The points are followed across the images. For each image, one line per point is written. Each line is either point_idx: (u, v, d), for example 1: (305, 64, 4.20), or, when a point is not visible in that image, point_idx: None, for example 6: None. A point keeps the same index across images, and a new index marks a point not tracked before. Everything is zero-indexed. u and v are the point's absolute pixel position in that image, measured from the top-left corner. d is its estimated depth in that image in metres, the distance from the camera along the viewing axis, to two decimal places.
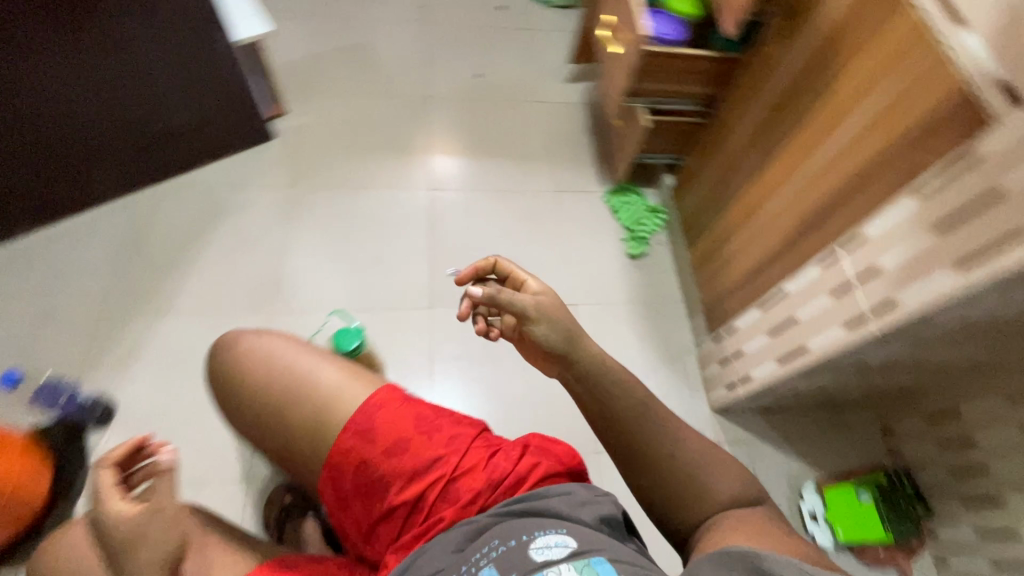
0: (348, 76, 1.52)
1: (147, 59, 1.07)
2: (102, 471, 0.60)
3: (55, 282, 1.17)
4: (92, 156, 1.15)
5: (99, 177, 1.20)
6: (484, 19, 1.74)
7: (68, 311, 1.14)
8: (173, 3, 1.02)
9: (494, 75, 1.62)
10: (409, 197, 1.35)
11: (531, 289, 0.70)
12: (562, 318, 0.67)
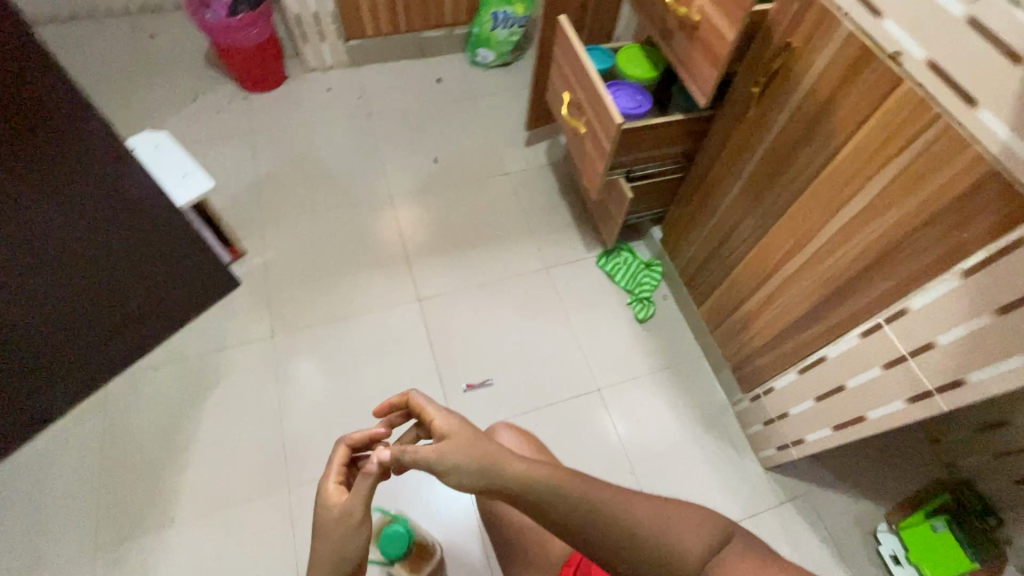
0: (302, 195, 1.43)
1: (94, 261, 0.94)
2: (341, 447, 0.63)
3: (29, 520, 1.00)
4: (42, 373, 1.00)
5: (55, 388, 1.05)
6: (425, 98, 1.68)
7: (51, 552, 0.98)
8: (115, 202, 0.90)
9: (452, 157, 1.56)
10: (402, 313, 1.27)
11: (437, 428, 0.60)
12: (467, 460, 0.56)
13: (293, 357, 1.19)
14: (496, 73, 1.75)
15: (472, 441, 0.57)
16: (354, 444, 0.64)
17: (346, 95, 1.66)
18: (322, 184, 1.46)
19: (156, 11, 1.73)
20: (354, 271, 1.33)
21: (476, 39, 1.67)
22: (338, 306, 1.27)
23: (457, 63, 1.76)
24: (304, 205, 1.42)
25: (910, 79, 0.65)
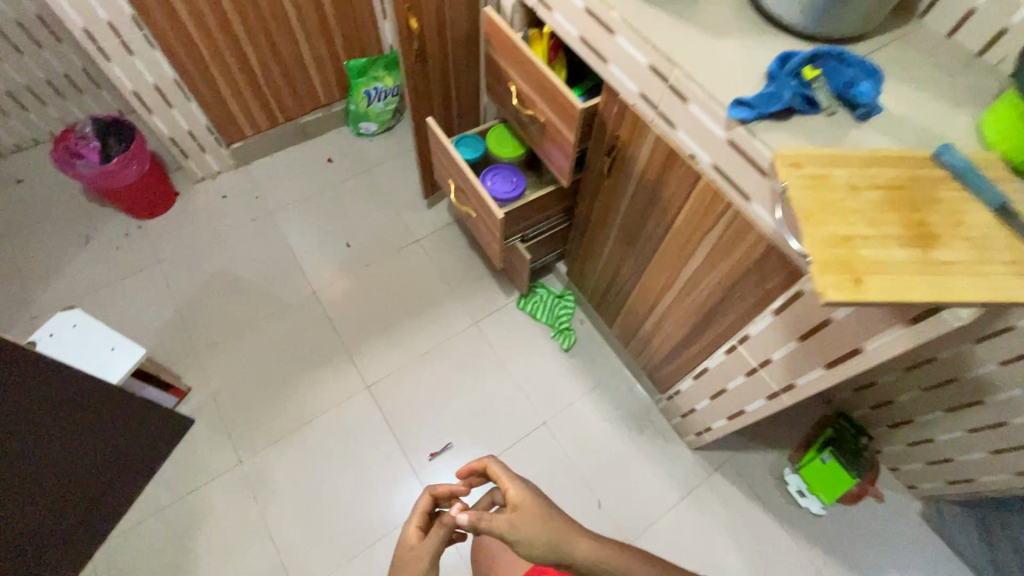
0: (229, 314, 1.49)
1: (52, 458, 0.98)
2: (426, 496, 0.77)
3: None
4: None
5: None
6: (321, 181, 1.73)
7: None
8: (52, 398, 0.94)
9: (363, 235, 1.64)
10: (356, 404, 1.38)
11: (513, 499, 0.70)
12: (536, 542, 0.66)
13: (265, 476, 1.28)
14: (383, 139, 1.82)
15: (540, 526, 0.67)
16: (434, 494, 0.77)
17: (242, 197, 1.69)
18: (244, 297, 1.52)
19: (17, 156, 1.67)
20: (300, 375, 1.41)
21: (355, 114, 1.74)
22: (294, 414, 1.36)
23: (343, 138, 1.81)
24: (234, 324, 1.48)
25: (706, 174, 0.82)
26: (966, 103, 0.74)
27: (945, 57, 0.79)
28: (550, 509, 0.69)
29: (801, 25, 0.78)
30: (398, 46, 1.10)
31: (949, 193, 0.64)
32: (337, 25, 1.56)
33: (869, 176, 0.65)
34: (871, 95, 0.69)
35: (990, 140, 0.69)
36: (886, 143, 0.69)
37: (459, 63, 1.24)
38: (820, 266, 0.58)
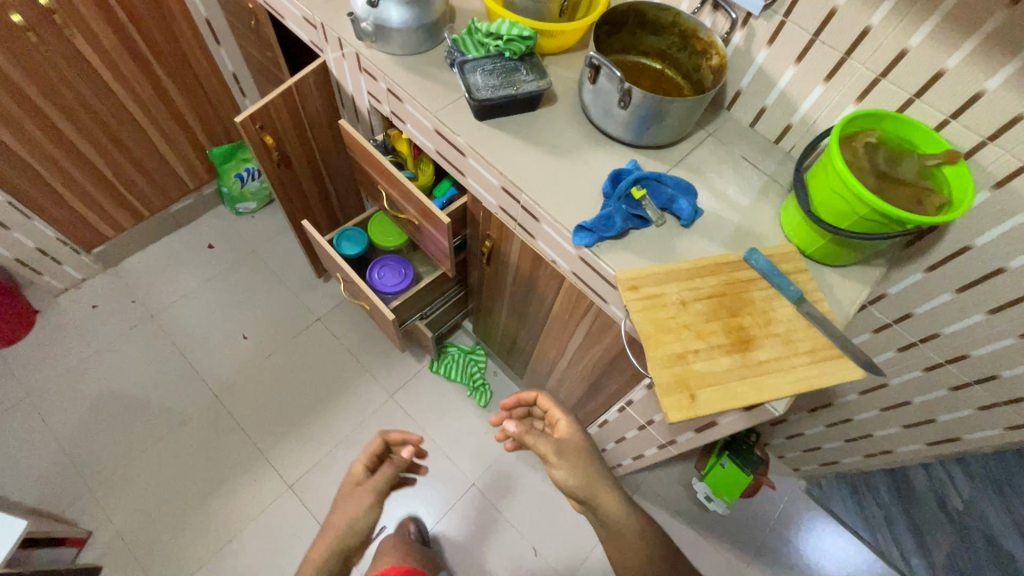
0: (123, 438, 1.39)
1: None
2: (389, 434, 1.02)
3: None
4: None
5: None
6: (204, 270, 1.64)
7: None
8: None
9: (260, 322, 1.59)
10: (280, 507, 1.35)
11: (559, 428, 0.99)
12: (574, 467, 0.92)
13: None
14: (265, 214, 1.75)
15: (575, 458, 0.94)
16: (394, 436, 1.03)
17: (116, 304, 1.56)
18: (137, 418, 1.42)
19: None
20: (215, 491, 1.35)
21: (228, 196, 1.65)
22: (216, 533, 1.31)
23: (220, 220, 1.72)
24: (131, 450, 1.38)
25: (569, 278, 0.89)
26: (767, 193, 0.87)
27: (749, 147, 0.92)
28: (583, 447, 0.96)
29: (629, 138, 0.86)
30: (256, 160, 1.07)
31: (759, 293, 0.76)
32: (190, 112, 1.48)
33: (695, 287, 0.75)
34: (690, 210, 0.79)
35: (788, 233, 0.82)
36: (706, 250, 0.80)
37: (326, 158, 1.23)
38: (663, 388, 0.67)
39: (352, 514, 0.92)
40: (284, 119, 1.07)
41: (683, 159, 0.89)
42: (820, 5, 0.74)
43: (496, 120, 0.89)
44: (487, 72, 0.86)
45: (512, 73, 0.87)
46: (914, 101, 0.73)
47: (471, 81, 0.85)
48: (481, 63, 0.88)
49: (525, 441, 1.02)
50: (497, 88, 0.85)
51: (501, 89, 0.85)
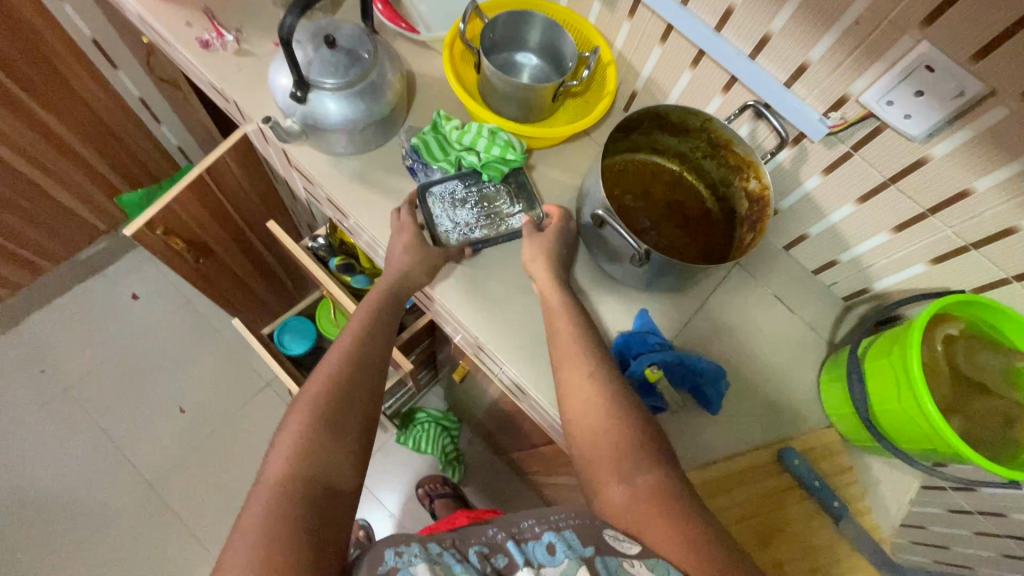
0: (40, 540, 1.21)
1: None
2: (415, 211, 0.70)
3: None
4: None
5: None
6: (128, 326, 1.40)
7: None
8: None
9: (198, 389, 1.38)
10: None
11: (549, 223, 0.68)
12: (549, 245, 0.65)
13: None
14: None
15: (557, 245, 0.66)
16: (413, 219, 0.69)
17: (22, 374, 1.33)
18: (56, 517, 1.23)
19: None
20: None
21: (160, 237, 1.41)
22: None
23: (145, 266, 1.46)
24: (49, 557, 1.20)
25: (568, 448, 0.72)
26: (805, 352, 0.71)
27: (785, 282, 0.74)
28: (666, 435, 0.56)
29: (639, 285, 0.67)
30: (164, 263, 0.85)
31: (794, 509, 0.63)
32: (94, 153, 1.18)
33: (721, 508, 0.61)
34: (716, 398, 0.63)
35: (831, 414, 0.66)
36: (733, 444, 0.64)
37: (259, 235, 0.99)
38: None
39: (406, 261, 0.63)
40: (195, 212, 0.83)
41: (705, 305, 0.71)
42: (905, 150, 0.55)
43: (471, 255, 0.68)
44: (461, 200, 0.70)
45: (491, 202, 0.70)
46: (1010, 282, 0.57)
47: (443, 214, 0.69)
48: (454, 184, 0.71)
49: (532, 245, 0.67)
50: (475, 226, 0.69)
51: (479, 227, 0.69)
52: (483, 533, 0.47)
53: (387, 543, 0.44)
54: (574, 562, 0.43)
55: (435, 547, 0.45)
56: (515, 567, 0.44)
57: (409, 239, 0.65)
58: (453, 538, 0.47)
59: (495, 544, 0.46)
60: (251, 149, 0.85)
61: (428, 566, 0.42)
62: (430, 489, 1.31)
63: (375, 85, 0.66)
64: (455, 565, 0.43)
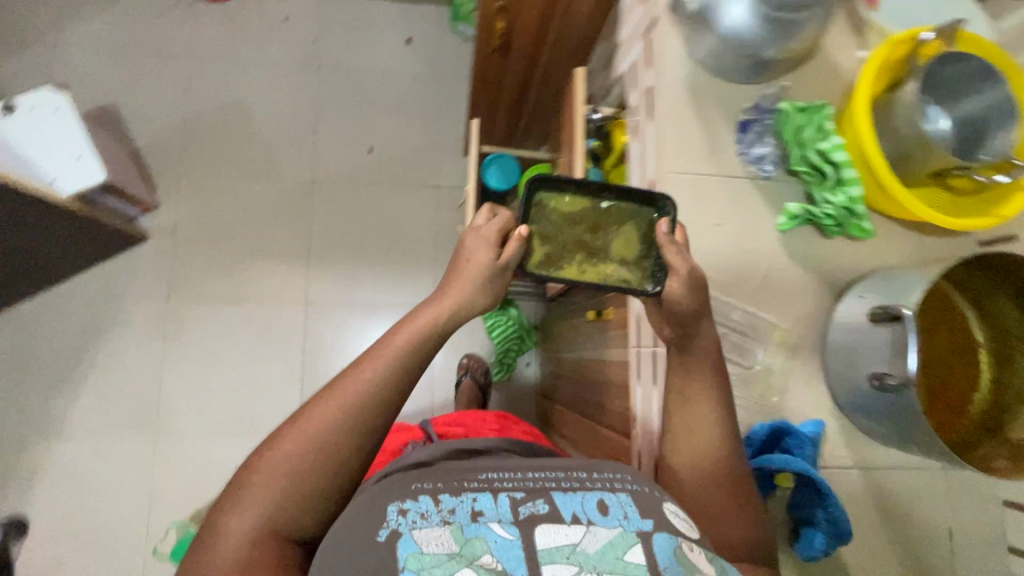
0: (227, 154, 1.48)
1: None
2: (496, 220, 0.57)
3: None
4: None
5: None
6: (388, 63, 1.57)
7: None
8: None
9: (389, 147, 1.54)
10: (288, 313, 1.44)
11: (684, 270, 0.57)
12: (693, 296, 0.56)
13: (188, 323, 1.41)
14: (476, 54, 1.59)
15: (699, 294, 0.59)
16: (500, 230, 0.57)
17: (301, 36, 1.54)
18: (247, 151, 1.48)
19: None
20: (253, 257, 1.45)
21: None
22: (236, 286, 1.44)
23: (437, 25, 1.59)
24: (227, 171, 1.47)
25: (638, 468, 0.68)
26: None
27: (967, 519, 0.63)
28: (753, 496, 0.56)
29: (843, 401, 0.59)
30: (478, 31, 0.90)
31: None
32: None
33: None
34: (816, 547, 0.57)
35: None
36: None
37: (545, 71, 1.00)
38: None
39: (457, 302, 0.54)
40: (529, 17, 0.86)
41: (876, 468, 0.62)
42: None
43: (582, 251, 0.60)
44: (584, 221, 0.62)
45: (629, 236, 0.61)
46: None
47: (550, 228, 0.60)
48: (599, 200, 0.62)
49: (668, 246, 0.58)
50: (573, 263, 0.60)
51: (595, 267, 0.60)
52: (513, 478, 0.47)
53: (391, 497, 0.44)
54: (630, 531, 0.42)
55: (451, 497, 0.44)
56: (559, 519, 0.43)
57: (481, 268, 0.55)
58: (478, 479, 0.46)
59: (534, 490, 0.46)
60: (611, 6, 0.84)
61: (432, 524, 0.42)
62: (470, 364, 1.41)
63: (793, 23, 0.58)
64: (472, 524, 0.42)
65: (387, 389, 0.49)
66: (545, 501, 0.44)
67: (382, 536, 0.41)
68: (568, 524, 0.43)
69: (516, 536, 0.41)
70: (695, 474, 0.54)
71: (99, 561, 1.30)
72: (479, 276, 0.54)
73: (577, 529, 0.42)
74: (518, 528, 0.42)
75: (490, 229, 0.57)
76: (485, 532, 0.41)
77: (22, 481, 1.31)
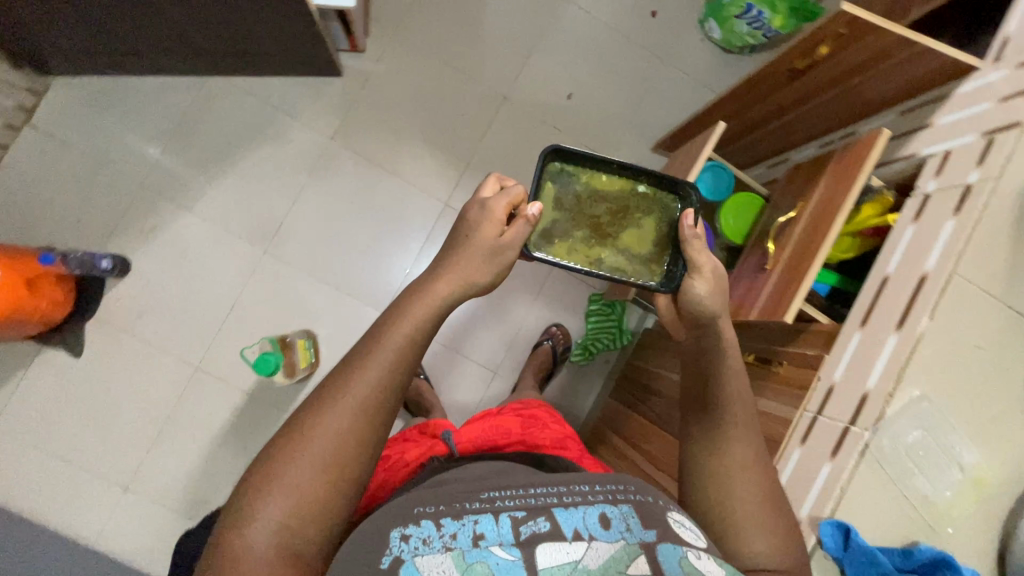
0: (444, 32, 1.48)
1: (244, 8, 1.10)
2: (512, 195, 0.72)
3: (119, 131, 1.38)
4: (172, 52, 1.26)
5: (175, 63, 1.32)
6: (624, 23, 1.54)
7: (118, 168, 1.37)
8: None
9: (586, 101, 1.52)
10: (427, 204, 1.47)
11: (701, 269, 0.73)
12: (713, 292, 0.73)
13: (337, 166, 1.45)
14: (709, 54, 1.56)
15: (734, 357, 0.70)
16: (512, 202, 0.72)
17: None
18: (461, 40, 1.49)
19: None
20: (420, 138, 1.47)
21: (728, 49, 1.54)
22: (392, 155, 1.46)
23: (689, 9, 1.55)
24: (435, 49, 1.48)
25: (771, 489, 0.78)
26: None
27: None
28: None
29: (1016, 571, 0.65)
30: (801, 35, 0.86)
31: None
32: None
33: None
34: None
35: None
36: None
37: (819, 108, 0.97)
38: None
39: (466, 276, 0.67)
40: (856, 50, 0.82)
41: None
42: None
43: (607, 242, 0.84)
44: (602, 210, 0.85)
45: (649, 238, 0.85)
46: None
47: (570, 207, 0.84)
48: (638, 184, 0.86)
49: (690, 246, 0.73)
50: (587, 240, 0.84)
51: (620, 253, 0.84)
52: (511, 500, 0.58)
53: (395, 524, 0.55)
54: (632, 543, 0.54)
55: (452, 523, 0.55)
56: (560, 535, 0.54)
57: (494, 236, 0.69)
58: (478, 505, 0.57)
59: (532, 508, 0.57)
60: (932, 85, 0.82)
61: (434, 550, 0.52)
62: (556, 336, 1.46)
63: None
64: (473, 550, 0.52)
65: (380, 405, 0.58)
66: (547, 521, 0.55)
67: (385, 562, 0.51)
68: (571, 541, 0.54)
69: (517, 557, 0.52)
70: (734, 490, 0.64)
71: (171, 331, 1.39)
72: (487, 248, 0.69)
73: (579, 547, 0.53)
74: (518, 550, 0.53)
75: (500, 205, 0.71)
76: (486, 557, 0.52)
77: (140, 230, 1.38)
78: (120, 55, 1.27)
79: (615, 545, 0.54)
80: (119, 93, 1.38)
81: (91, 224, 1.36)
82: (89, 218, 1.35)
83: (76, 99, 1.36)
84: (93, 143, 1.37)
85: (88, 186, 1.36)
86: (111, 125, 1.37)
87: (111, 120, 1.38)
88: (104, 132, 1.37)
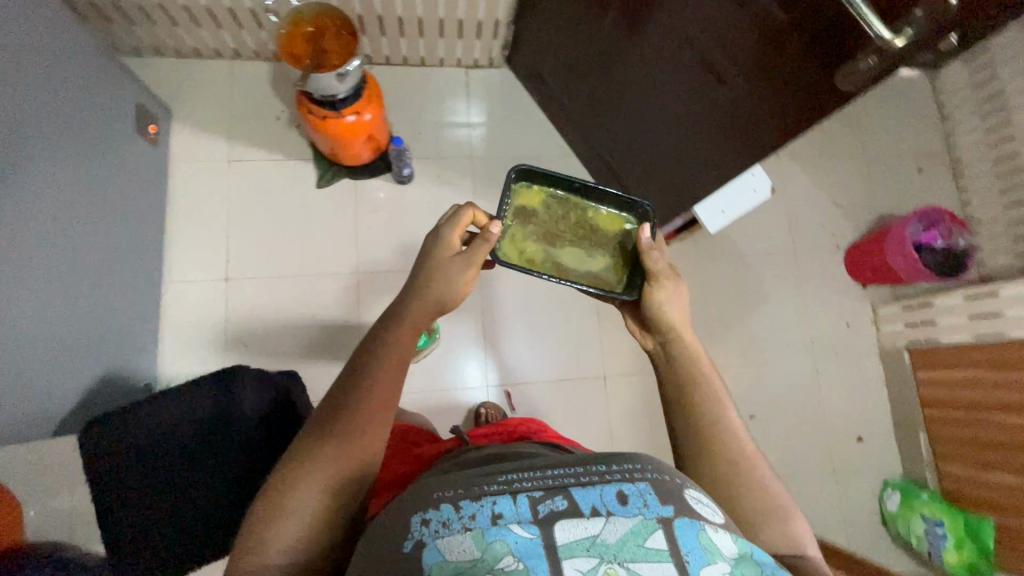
0: (723, 292, 1.68)
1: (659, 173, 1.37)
2: (461, 219, 0.89)
3: (497, 123, 1.69)
4: (584, 133, 1.57)
5: (573, 135, 1.63)
6: (834, 420, 1.64)
7: (472, 137, 1.67)
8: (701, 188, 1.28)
9: (758, 434, 1.60)
10: (593, 363, 1.60)
11: (659, 273, 0.90)
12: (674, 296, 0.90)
13: None
14: (869, 512, 1.59)
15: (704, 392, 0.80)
16: (460, 225, 0.89)
17: (837, 339, 1.70)
18: (727, 308, 1.67)
19: (956, 166, 1.78)
20: None
21: (892, 535, 1.59)
22: (610, 312, 1.63)
23: (886, 467, 1.63)
24: (707, 294, 1.67)
25: None
26: None
27: None
28: None
29: None
30: None
31: None
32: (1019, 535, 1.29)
33: None
34: None
35: None
36: None
37: None
38: None
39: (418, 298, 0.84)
40: None
41: None
42: None
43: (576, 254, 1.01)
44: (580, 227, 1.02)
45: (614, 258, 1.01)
46: None
47: (553, 216, 1.02)
48: (598, 207, 1.03)
49: (651, 255, 0.90)
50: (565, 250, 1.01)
51: (586, 268, 1.01)
52: (534, 479, 0.56)
53: (417, 510, 0.54)
54: (648, 518, 0.51)
55: (470, 506, 0.53)
56: (578, 512, 0.51)
57: (451, 252, 0.88)
58: (496, 486, 0.55)
59: (553, 488, 0.54)
60: None
61: (454, 532, 0.51)
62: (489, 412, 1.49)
63: None
64: (492, 528, 0.50)
65: (370, 421, 0.70)
66: (564, 496, 0.53)
67: (408, 546, 0.51)
68: (587, 516, 0.51)
69: (536, 534, 0.50)
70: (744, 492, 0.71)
71: (374, 239, 1.56)
72: (450, 263, 0.86)
73: (597, 521, 0.51)
74: (537, 528, 0.50)
75: (452, 233, 0.88)
76: (505, 535, 0.50)
77: (438, 175, 1.63)
78: (556, 101, 1.60)
79: (632, 520, 0.50)
80: (522, 108, 1.71)
81: (423, 144, 1.64)
82: (426, 140, 1.64)
83: (501, 86, 1.70)
84: (478, 113, 1.68)
85: (447, 126, 1.66)
86: (498, 116, 1.69)
87: (501, 114, 1.69)
88: (490, 114, 1.69)
